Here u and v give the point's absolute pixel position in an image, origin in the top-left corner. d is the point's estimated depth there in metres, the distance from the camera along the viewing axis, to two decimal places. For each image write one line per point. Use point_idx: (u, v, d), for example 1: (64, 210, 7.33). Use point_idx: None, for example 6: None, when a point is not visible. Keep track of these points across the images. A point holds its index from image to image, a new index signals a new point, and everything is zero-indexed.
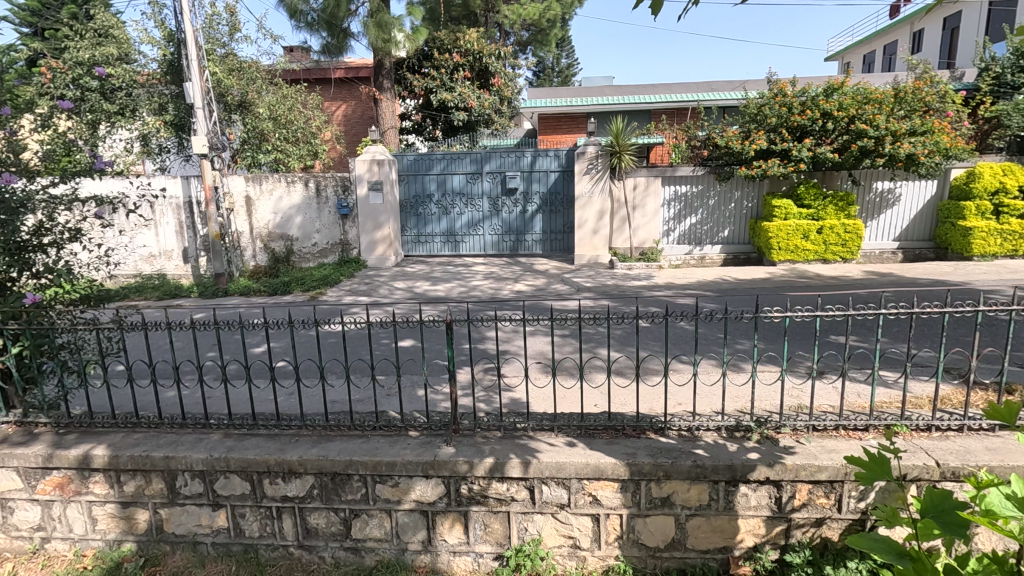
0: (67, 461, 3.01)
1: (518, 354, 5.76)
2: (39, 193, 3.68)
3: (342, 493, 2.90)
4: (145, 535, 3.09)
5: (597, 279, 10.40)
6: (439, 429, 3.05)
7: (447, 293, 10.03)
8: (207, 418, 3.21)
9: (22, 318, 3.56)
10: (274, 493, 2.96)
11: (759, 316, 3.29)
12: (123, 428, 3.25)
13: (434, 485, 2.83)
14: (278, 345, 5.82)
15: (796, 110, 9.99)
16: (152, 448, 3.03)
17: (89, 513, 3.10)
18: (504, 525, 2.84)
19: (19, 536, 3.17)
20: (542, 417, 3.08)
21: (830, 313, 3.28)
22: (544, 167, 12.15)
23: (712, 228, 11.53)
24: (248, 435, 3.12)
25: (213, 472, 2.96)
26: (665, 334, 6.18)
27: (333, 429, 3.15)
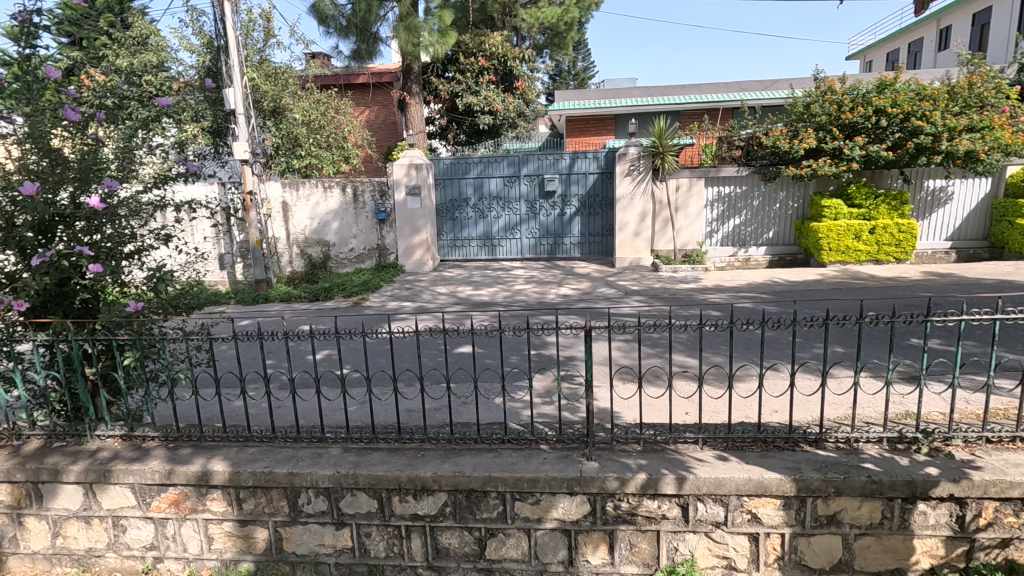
0: (186, 478, 2.89)
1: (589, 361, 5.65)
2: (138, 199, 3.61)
3: (476, 510, 2.74)
4: (263, 555, 2.95)
5: (643, 282, 10.23)
6: (573, 442, 2.88)
7: (492, 297, 9.90)
8: (323, 432, 3.06)
9: (123, 328, 3.43)
10: (403, 511, 2.80)
11: (931, 320, 2.81)
12: (235, 443, 3.12)
13: (578, 503, 2.68)
14: (343, 353, 5.66)
15: (847, 107, 9.79)
16: (274, 463, 2.89)
17: (206, 531, 2.97)
18: (652, 545, 2.67)
19: (130, 556, 3.04)
20: (682, 429, 2.92)
21: (1013, 316, 2.77)
22: (583, 169, 11.99)
23: (756, 229, 11.30)
24: (370, 450, 2.98)
25: (340, 489, 2.81)
26: (735, 341, 6.04)
27: (457, 443, 2.99)
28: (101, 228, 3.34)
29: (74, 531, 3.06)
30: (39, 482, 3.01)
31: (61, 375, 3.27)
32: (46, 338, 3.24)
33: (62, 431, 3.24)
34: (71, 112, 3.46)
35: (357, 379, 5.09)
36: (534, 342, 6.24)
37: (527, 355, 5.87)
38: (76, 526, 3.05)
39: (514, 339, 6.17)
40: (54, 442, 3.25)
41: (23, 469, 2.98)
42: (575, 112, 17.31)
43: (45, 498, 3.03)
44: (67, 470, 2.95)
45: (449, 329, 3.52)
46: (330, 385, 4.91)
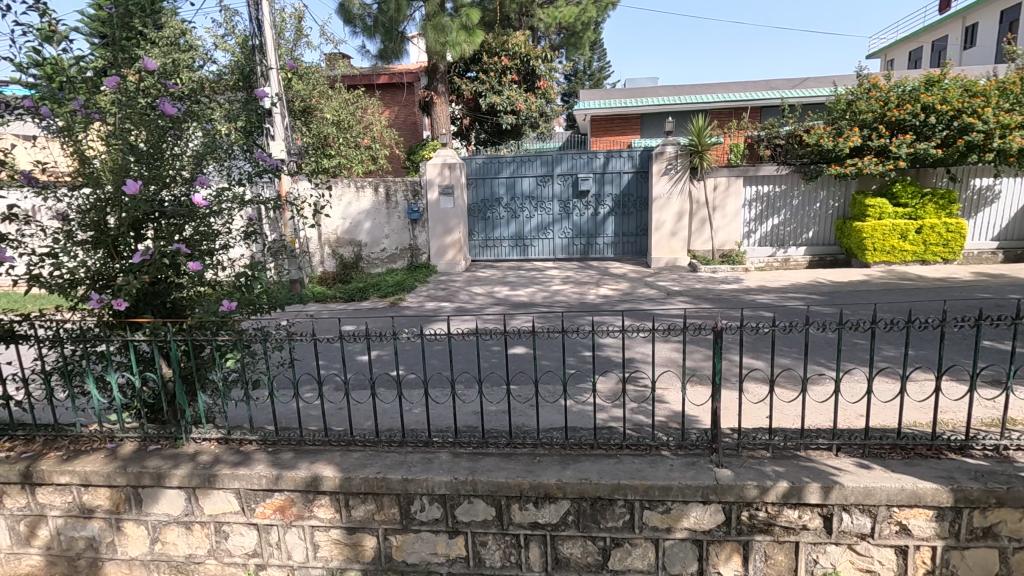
0: (294, 483, 2.79)
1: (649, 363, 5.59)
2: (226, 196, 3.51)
3: (601, 520, 2.63)
4: (371, 564, 2.85)
5: (683, 282, 10.08)
6: (697, 448, 2.76)
7: (531, 298, 9.78)
8: (430, 436, 2.96)
9: (213, 329, 3.33)
10: (522, 519, 2.69)
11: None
12: (337, 447, 3.01)
13: (712, 512, 2.55)
14: (402, 355, 5.58)
15: (894, 104, 9.60)
16: (385, 469, 2.78)
17: (312, 538, 2.87)
18: (790, 557, 2.54)
19: (232, 563, 2.95)
20: (811, 434, 2.79)
21: None
22: (617, 168, 11.86)
23: (795, 229, 11.12)
24: (481, 454, 2.87)
25: (456, 496, 2.71)
26: (798, 343, 5.92)
27: (572, 449, 2.88)
28: (192, 225, 3.25)
29: (174, 537, 2.97)
30: (140, 487, 2.93)
31: (156, 376, 3.21)
32: (144, 338, 3.20)
33: (156, 434, 3.16)
34: (168, 105, 3.34)
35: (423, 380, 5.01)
36: (589, 344, 6.15)
37: (583, 357, 5.76)
38: (176, 532, 2.97)
39: (566, 341, 6.05)
40: (150, 446, 3.16)
41: (125, 473, 2.91)
42: (600, 111, 17.15)
43: (145, 502, 2.95)
44: (171, 474, 2.86)
45: (546, 331, 3.36)
46: (398, 386, 4.82)
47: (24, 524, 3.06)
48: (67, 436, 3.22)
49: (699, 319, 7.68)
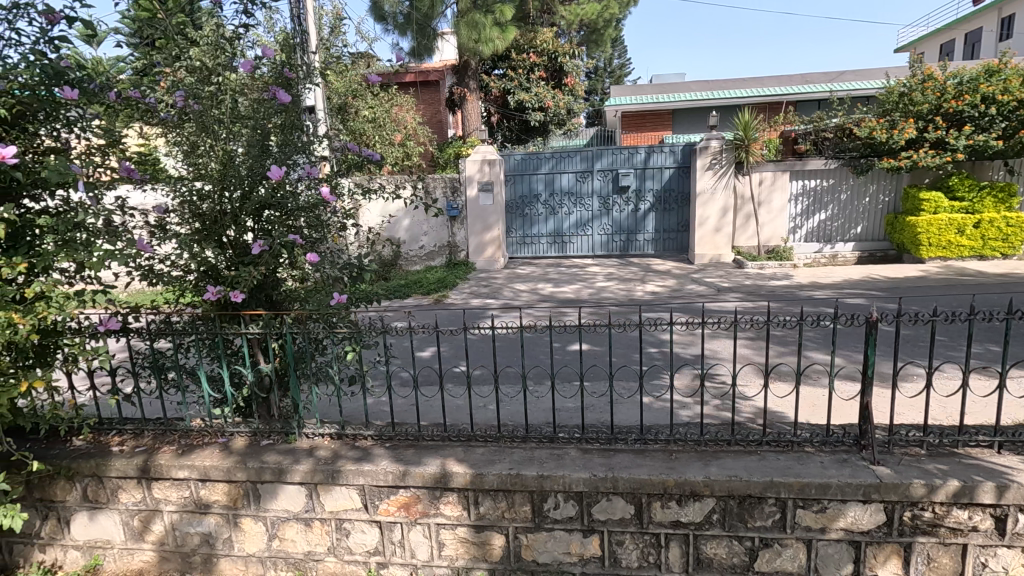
0: (422, 479, 2.71)
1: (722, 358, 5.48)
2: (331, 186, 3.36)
3: (750, 519, 2.51)
4: (499, 563, 2.77)
5: (731, 279, 9.90)
6: (844, 445, 2.63)
7: (577, 294, 9.68)
8: (556, 432, 2.86)
9: (325, 321, 3.25)
10: (663, 518, 2.58)
11: None
12: (456, 443, 2.93)
13: (872, 512, 2.42)
14: (468, 351, 5.50)
15: (951, 94, 9.36)
16: (516, 465, 2.69)
17: (437, 537, 2.80)
18: (956, 560, 2.41)
19: (352, 561, 2.89)
20: (964, 430, 2.66)
21: None
22: (658, 164, 11.72)
23: (843, 225, 10.88)
24: (612, 451, 2.77)
25: (594, 494, 2.61)
26: (875, 339, 5.78)
27: (706, 445, 2.76)
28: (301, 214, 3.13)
29: (293, 534, 2.92)
30: (259, 482, 2.88)
31: (269, 369, 3.14)
32: (260, 332, 3.11)
33: (269, 429, 3.11)
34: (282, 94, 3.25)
35: (498, 377, 4.94)
36: (655, 339, 6.04)
37: (648, 353, 5.62)
38: (294, 529, 2.91)
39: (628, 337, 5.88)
40: (262, 440, 3.11)
41: (245, 468, 2.86)
42: (631, 107, 16.89)
43: (264, 498, 2.91)
44: (293, 470, 2.81)
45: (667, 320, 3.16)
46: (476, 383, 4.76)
47: (138, 519, 3.06)
48: (176, 431, 3.20)
49: (756, 314, 7.58)
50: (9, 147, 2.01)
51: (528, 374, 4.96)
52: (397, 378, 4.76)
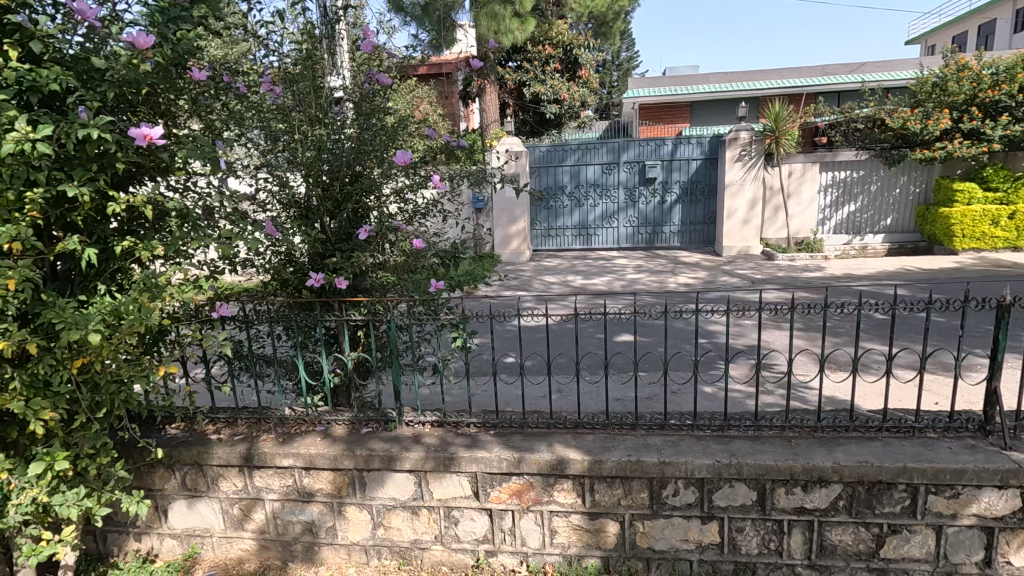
0: (538, 466, 2.69)
1: (777, 346, 5.45)
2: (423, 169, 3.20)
3: (878, 505, 2.48)
4: (613, 550, 2.74)
5: (764, 271, 9.86)
6: (967, 430, 2.61)
7: (609, 286, 9.63)
8: (669, 419, 2.83)
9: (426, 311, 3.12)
10: (787, 505, 2.55)
11: None
12: (564, 430, 2.91)
13: (1007, 497, 2.41)
14: (532, 340, 5.46)
15: (988, 84, 9.35)
16: (634, 452, 2.66)
17: (549, 525, 2.77)
18: None
19: (460, 549, 2.87)
20: None
21: None
22: (685, 155, 11.69)
23: (873, 216, 10.84)
24: (728, 437, 2.74)
25: (716, 480, 2.58)
26: (928, 328, 5.78)
27: (826, 432, 2.72)
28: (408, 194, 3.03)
29: (399, 522, 2.90)
30: (366, 470, 2.86)
31: (374, 355, 3.09)
32: (364, 319, 3.05)
33: (369, 417, 3.09)
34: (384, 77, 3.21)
35: (567, 366, 4.87)
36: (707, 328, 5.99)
37: (699, 342, 5.58)
38: (400, 517, 2.89)
39: (676, 325, 5.81)
40: (362, 428, 3.09)
41: (353, 455, 2.84)
42: (649, 99, 16.81)
43: (370, 486, 2.89)
44: (404, 457, 2.79)
45: (785, 302, 3.07)
46: (546, 373, 4.71)
47: (238, 507, 3.05)
48: (272, 419, 3.17)
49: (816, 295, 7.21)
50: (158, 127, 1.94)
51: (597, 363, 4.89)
52: (470, 369, 4.73)
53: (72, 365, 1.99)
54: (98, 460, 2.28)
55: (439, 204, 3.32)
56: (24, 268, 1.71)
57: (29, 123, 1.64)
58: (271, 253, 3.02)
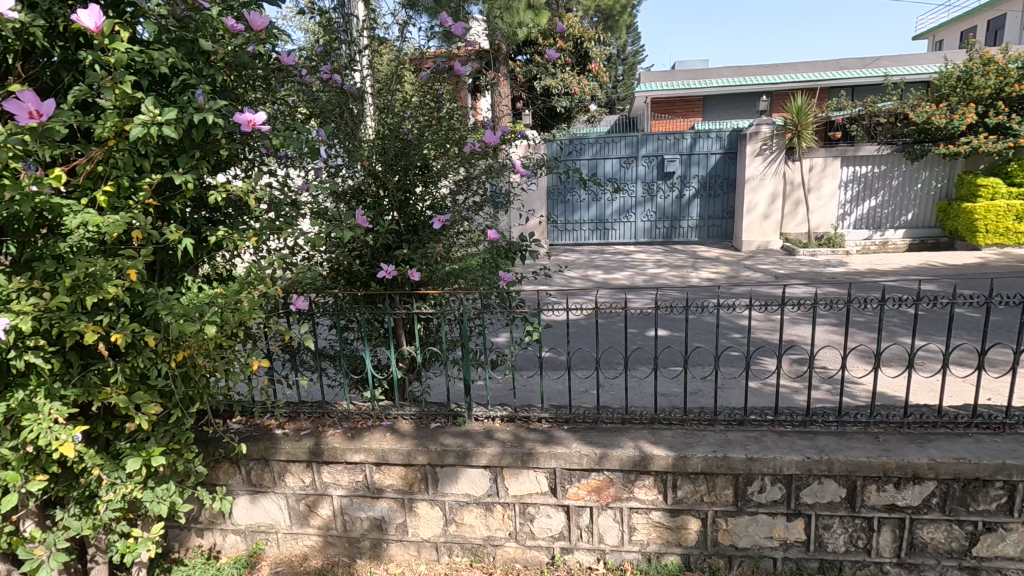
0: (619, 462, 2.64)
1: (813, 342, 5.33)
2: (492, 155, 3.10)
3: (972, 503, 2.44)
4: (694, 548, 2.69)
5: (786, 266, 9.80)
6: None
7: (631, 281, 9.55)
8: (749, 414, 2.79)
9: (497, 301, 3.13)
10: (878, 502, 2.50)
11: None
12: (639, 426, 2.86)
13: None
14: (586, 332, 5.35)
15: (1014, 78, 9.28)
16: (719, 448, 2.61)
17: (629, 521, 2.72)
18: None
19: (535, 546, 2.82)
20: None
21: None
22: (704, 149, 11.64)
23: (894, 212, 10.77)
24: (811, 433, 2.69)
25: (805, 477, 2.53)
26: (965, 323, 5.75)
27: (912, 428, 2.68)
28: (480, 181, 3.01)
29: (472, 519, 2.85)
30: (440, 465, 2.80)
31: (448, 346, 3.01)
32: (435, 312, 2.99)
33: (437, 412, 3.04)
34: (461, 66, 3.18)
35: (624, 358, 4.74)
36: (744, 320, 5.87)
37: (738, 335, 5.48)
38: (474, 513, 2.84)
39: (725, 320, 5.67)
40: (430, 423, 3.03)
41: (426, 451, 2.78)
42: (661, 93, 16.69)
43: (443, 482, 2.83)
44: (480, 453, 2.73)
45: (884, 296, 2.97)
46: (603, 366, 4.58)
47: (304, 503, 2.99)
48: (336, 415, 3.11)
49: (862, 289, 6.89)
50: (261, 112, 1.87)
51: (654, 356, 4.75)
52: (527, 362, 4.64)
53: (170, 359, 1.94)
54: (183, 465, 2.20)
55: (512, 194, 3.24)
56: (138, 258, 1.67)
57: (152, 107, 1.59)
58: (336, 247, 2.95)
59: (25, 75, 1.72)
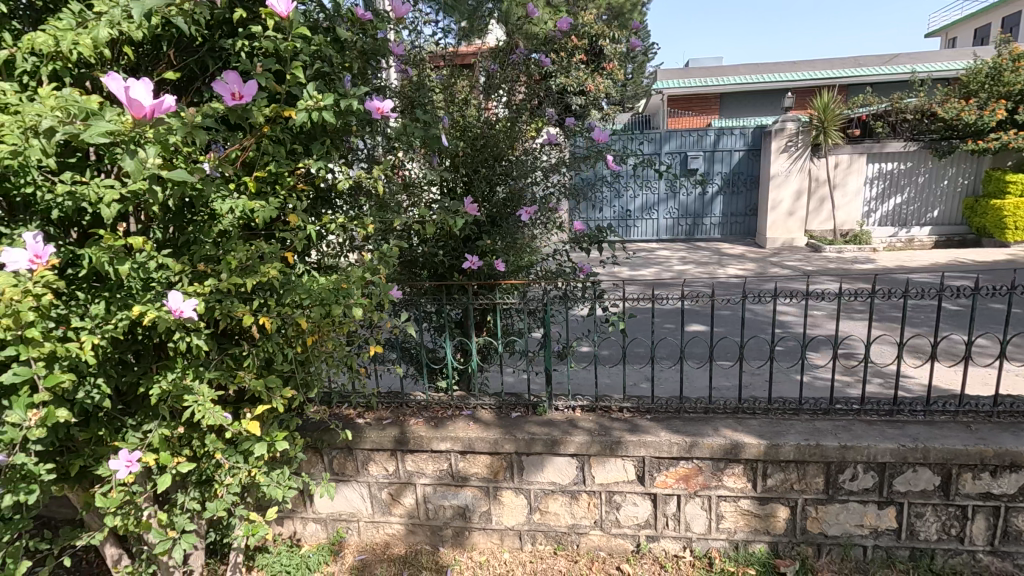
0: (710, 451, 2.65)
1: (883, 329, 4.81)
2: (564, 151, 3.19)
3: None
4: (782, 535, 2.71)
5: (814, 263, 9.78)
6: None
7: (659, 277, 9.53)
8: (834, 403, 2.81)
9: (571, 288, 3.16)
10: (972, 490, 2.52)
11: None
12: (723, 415, 2.88)
13: None
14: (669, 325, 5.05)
15: None
16: (812, 436, 2.62)
17: (717, 509, 2.74)
18: None
19: (620, 534, 2.84)
20: None
21: None
22: (728, 146, 11.64)
23: (919, 208, 10.75)
24: (901, 422, 2.70)
25: (900, 465, 2.54)
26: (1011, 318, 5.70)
27: (1000, 417, 2.70)
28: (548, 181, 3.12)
29: (557, 507, 2.88)
30: (526, 454, 2.83)
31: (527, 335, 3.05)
32: (517, 302, 3.01)
33: (518, 401, 3.07)
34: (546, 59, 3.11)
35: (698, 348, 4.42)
36: (816, 308, 5.34)
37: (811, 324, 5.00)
38: (559, 501, 2.87)
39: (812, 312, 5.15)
40: (511, 413, 3.05)
41: (514, 440, 2.81)
42: (678, 90, 16.62)
43: (529, 470, 2.85)
44: (569, 441, 2.75)
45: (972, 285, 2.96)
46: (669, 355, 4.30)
47: (387, 491, 3.02)
48: (416, 404, 3.13)
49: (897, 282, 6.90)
50: (390, 101, 1.92)
51: (729, 347, 4.38)
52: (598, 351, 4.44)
53: (297, 345, 1.95)
54: (297, 450, 2.23)
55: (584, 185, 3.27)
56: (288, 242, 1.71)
57: (314, 93, 1.63)
58: (422, 238, 2.96)
59: (177, 62, 1.76)
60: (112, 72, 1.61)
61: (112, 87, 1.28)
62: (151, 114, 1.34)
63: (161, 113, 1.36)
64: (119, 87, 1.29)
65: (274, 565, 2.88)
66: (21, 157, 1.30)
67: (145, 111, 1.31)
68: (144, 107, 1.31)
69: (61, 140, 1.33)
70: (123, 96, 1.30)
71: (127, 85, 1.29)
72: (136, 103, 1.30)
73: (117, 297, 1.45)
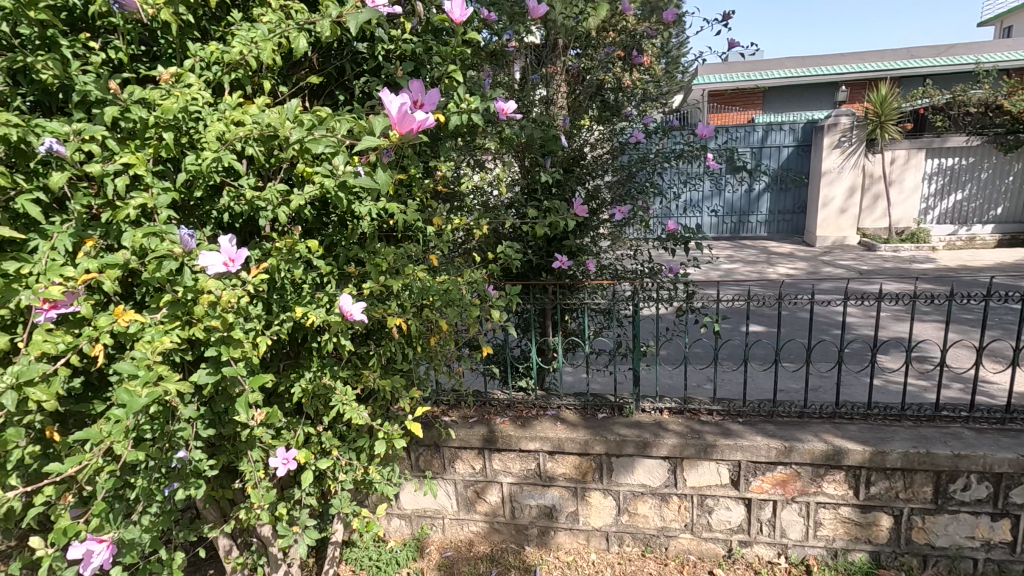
0: (810, 456, 2.59)
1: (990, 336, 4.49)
2: (652, 148, 3.11)
3: None
4: (885, 545, 2.63)
5: (868, 262, 9.47)
6: None
7: (706, 276, 9.37)
8: (940, 410, 2.72)
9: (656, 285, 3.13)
10: None
11: None
12: (820, 421, 2.81)
13: None
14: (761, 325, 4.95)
15: None
16: (920, 443, 2.53)
17: (814, 516, 2.68)
18: None
19: (711, 538, 2.81)
20: None
21: None
22: (777, 142, 11.39)
23: (981, 206, 10.28)
24: (1016, 432, 2.59)
25: (1018, 476, 2.44)
26: None
27: None
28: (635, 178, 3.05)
29: (647, 509, 2.85)
30: (616, 455, 2.81)
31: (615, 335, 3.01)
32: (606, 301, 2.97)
33: (604, 402, 3.04)
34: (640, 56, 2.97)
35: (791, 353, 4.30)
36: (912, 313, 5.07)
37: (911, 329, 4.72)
38: (649, 504, 2.84)
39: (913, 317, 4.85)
40: (596, 413, 3.03)
41: (605, 441, 2.79)
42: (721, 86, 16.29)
43: (618, 472, 2.83)
44: (661, 443, 2.72)
45: None
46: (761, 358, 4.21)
47: (472, 489, 3.04)
48: (500, 403, 3.13)
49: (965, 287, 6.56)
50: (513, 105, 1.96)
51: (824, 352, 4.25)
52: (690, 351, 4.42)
53: (417, 345, 1.98)
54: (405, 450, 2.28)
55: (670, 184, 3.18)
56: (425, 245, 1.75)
57: (467, 97, 1.72)
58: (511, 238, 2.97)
59: (319, 67, 1.83)
60: (268, 79, 1.67)
61: (388, 103, 1.39)
62: (414, 129, 1.42)
63: (420, 130, 1.45)
64: (395, 103, 1.40)
65: (363, 559, 2.91)
66: (216, 164, 1.36)
67: (413, 124, 1.40)
68: (414, 121, 1.40)
69: (260, 146, 1.38)
70: (394, 114, 1.41)
71: (400, 101, 1.40)
72: (406, 119, 1.40)
73: (284, 299, 1.52)
